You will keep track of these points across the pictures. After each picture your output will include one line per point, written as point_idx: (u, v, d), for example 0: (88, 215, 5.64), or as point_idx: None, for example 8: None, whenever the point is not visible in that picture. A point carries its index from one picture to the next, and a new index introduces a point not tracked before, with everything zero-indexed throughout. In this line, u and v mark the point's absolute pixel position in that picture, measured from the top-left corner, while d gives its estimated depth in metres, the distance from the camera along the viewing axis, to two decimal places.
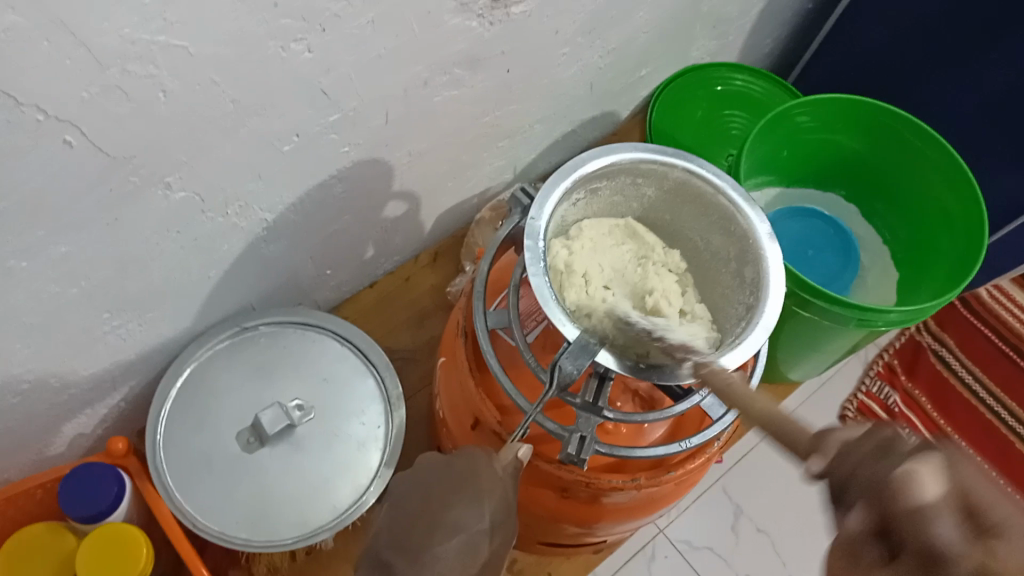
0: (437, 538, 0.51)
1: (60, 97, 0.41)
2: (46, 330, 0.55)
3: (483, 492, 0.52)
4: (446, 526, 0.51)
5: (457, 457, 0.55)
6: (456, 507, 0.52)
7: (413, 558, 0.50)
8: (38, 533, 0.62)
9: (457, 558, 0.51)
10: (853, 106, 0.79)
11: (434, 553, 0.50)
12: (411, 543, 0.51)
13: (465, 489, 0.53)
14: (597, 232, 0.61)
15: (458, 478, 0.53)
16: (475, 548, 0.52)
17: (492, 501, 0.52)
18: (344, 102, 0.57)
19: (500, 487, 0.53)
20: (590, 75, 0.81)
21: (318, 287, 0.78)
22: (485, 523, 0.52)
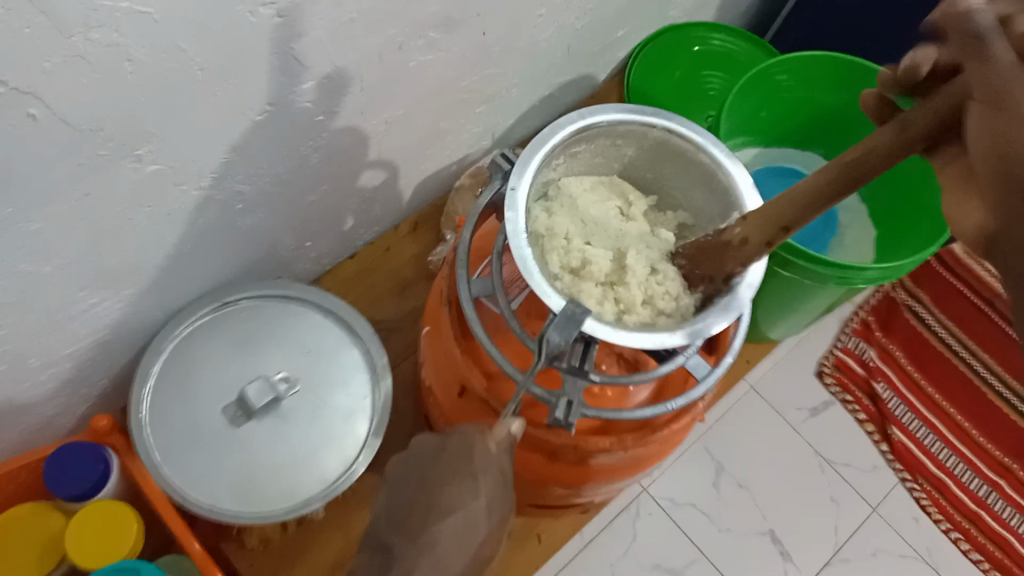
0: (434, 520, 0.50)
1: (22, 67, 0.40)
2: (20, 308, 0.54)
3: (478, 471, 0.51)
4: (444, 506, 0.50)
5: (451, 437, 0.54)
6: (452, 488, 0.51)
7: (413, 540, 0.50)
8: (25, 514, 0.62)
9: (458, 538, 0.50)
10: (829, 63, 0.80)
11: (433, 535, 0.49)
12: (411, 524, 0.51)
13: (461, 468, 0.52)
14: (580, 186, 0.60)
15: (452, 461, 0.52)
16: (475, 528, 0.50)
17: (488, 479, 0.51)
18: (318, 69, 0.56)
19: (496, 464, 0.52)
20: (566, 37, 0.80)
21: (299, 258, 0.77)
22: (484, 502, 0.51)
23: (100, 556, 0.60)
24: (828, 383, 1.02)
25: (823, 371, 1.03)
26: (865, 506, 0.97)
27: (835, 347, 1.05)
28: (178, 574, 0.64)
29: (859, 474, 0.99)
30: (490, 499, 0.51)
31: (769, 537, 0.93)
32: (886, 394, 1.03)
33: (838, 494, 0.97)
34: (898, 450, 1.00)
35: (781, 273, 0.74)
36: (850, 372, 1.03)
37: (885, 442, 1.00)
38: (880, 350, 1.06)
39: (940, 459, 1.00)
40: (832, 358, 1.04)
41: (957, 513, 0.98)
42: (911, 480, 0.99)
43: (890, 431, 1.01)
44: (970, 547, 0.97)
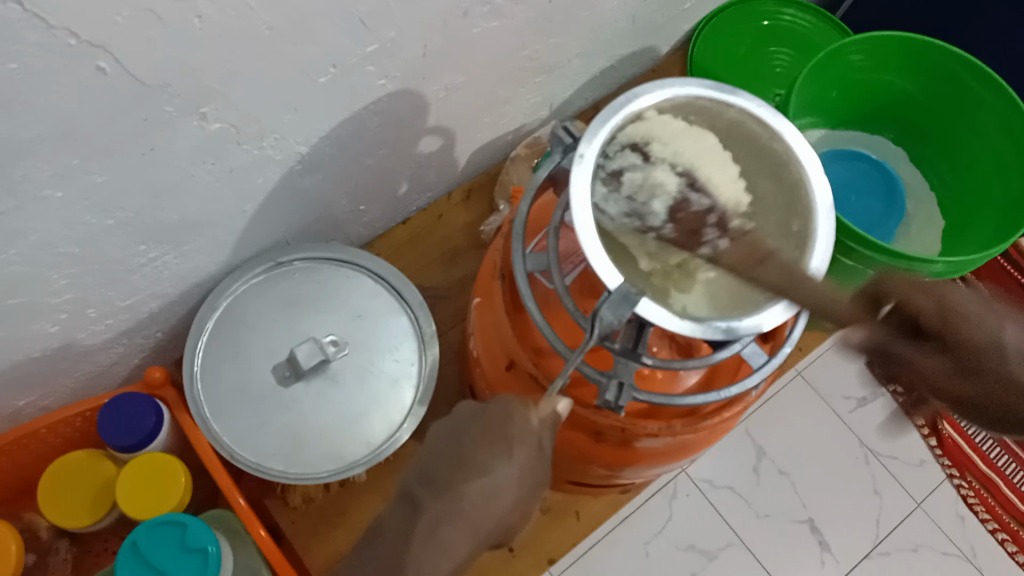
0: (464, 477, 0.49)
1: (93, 19, 0.40)
2: (83, 258, 0.55)
3: (513, 441, 0.49)
4: (473, 467, 0.49)
5: (492, 404, 0.51)
6: (484, 451, 0.49)
7: (441, 493, 0.49)
8: (78, 459, 0.62)
9: (481, 498, 0.49)
10: (908, 43, 0.76)
11: (460, 491, 0.48)
12: (440, 478, 0.49)
13: (497, 435, 0.50)
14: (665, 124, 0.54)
15: (489, 426, 0.50)
16: (501, 493, 0.49)
17: (522, 450, 0.49)
18: (382, 32, 0.55)
19: (533, 438, 0.49)
20: (632, 7, 0.78)
21: (351, 222, 0.77)
22: (515, 471, 0.49)
23: (149, 504, 0.61)
24: None
25: None
26: (909, 501, 0.95)
27: None
28: (223, 527, 0.66)
29: (904, 467, 0.97)
30: (522, 469, 0.49)
31: (807, 525, 0.92)
32: None
33: (882, 485, 0.95)
34: (947, 446, 0.98)
35: (843, 261, 0.71)
36: None
37: (933, 437, 0.98)
38: None
39: (990, 458, 0.99)
40: None
41: (1006, 515, 0.97)
42: (959, 478, 0.96)
43: (941, 426, 0.98)
44: (1017, 550, 0.96)
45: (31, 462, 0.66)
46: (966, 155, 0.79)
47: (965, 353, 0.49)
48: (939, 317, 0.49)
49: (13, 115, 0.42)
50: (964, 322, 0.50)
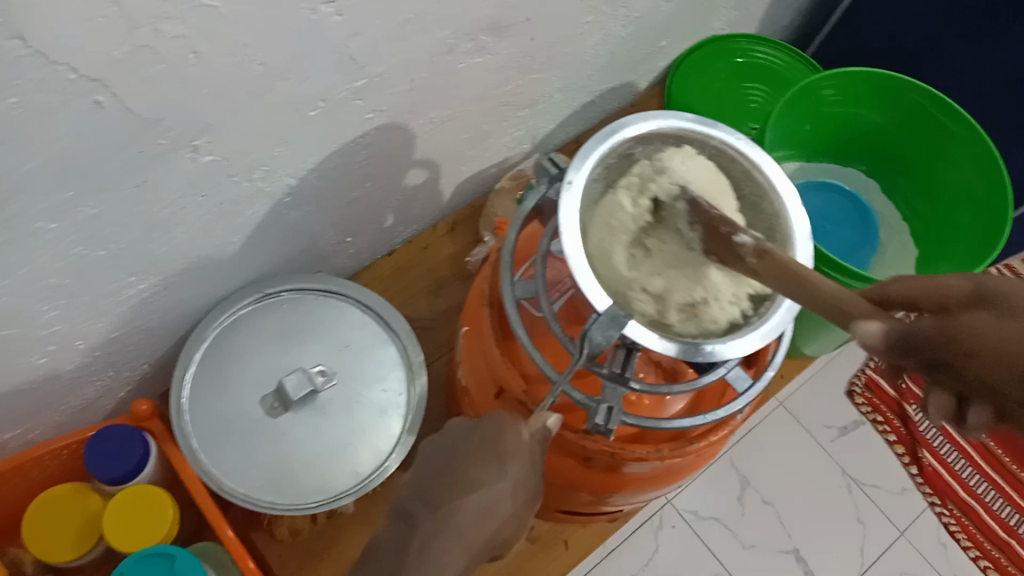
0: (458, 492, 0.48)
1: (92, 55, 0.41)
2: (74, 290, 0.55)
3: (506, 454, 0.49)
4: (468, 482, 0.48)
5: (483, 420, 0.51)
6: (477, 465, 0.49)
7: (436, 509, 0.48)
8: (66, 493, 0.62)
9: (477, 514, 0.47)
10: (875, 78, 0.79)
11: (454, 506, 0.47)
12: (434, 494, 0.49)
13: (490, 450, 0.49)
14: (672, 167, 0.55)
15: (482, 442, 0.50)
16: (495, 507, 0.48)
17: (516, 464, 0.48)
18: (370, 67, 0.57)
19: (527, 453, 0.49)
20: (611, 44, 0.80)
21: (338, 254, 0.78)
22: (508, 485, 0.48)
23: (137, 539, 0.60)
24: (858, 403, 1.01)
25: (854, 390, 1.01)
26: (891, 528, 0.96)
27: (866, 365, 1.03)
28: (210, 560, 0.65)
29: (887, 495, 0.98)
30: (515, 484, 0.48)
31: (792, 554, 0.93)
32: (916, 417, 1.01)
33: (864, 514, 0.96)
34: (927, 474, 0.99)
35: None
36: (881, 392, 1.02)
37: (915, 465, 0.99)
38: None
39: (970, 484, 0.99)
40: (863, 376, 1.02)
41: (988, 542, 0.97)
42: (940, 506, 0.98)
43: (920, 454, 1.00)
44: None
45: (14, 497, 0.65)
46: (935, 187, 0.82)
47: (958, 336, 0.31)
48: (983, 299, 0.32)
49: (13, 148, 0.42)
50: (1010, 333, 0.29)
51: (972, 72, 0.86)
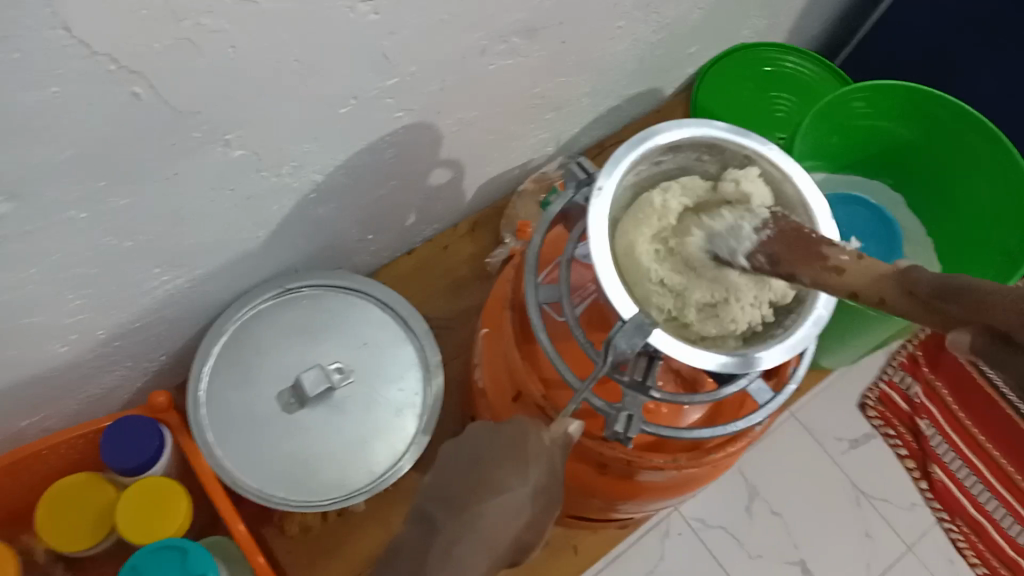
0: (482, 496, 0.47)
1: (133, 47, 0.41)
2: (99, 280, 0.55)
3: (528, 458, 0.48)
4: (491, 485, 0.48)
5: (506, 424, 0.51)
6: (502, 469, 0.48)
7: (459, 512, 0.47)
8: (81, 482, 0.62)
9: (500, 520, 0.47)
10: (906, 92, 0.78)
11: (478, 510, 0.47)
12: (458, 497, 0.48)
13: (514, 454, 0.49)
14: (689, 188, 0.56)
15: (506, 445, 0.49)
16: (518, 513, 0.47)
17: (538, 468, 0.48)
18: (404, 66, 0.57)
19: (546, 456, 0.48)
20: (640, 50, 0.80)
21: (359, 251, 0.77)
22: (530, 490, 0.47)
23: (151, 529, 0.60)
24: (870, 416, 1.00)
25: (866, 403, 1.00)
26: (899, 544, 0.96)
27: (881, 378, 1.01)
28: (221, 553, 0.65)
29: (897, 511, 0.97)
30: (537, 489, 0.48)
31: (800, 567, 0.92)
32: None
33: (873, 529, 0.96)
34: (938, 489, 0.96)
35: (843, 302, 0.73)
36: (895, 406, 0.99)
37: (924, 480, 0.96)
38: None
39: None
40: (877, 389, 1.00)
41: None
42: (948, 522, 0.95)
43: (932, 469, 0.95)
44: None
45: (29, 483, 0.65)
46: (962, 204, 0.81)
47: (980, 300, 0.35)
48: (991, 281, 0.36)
49: (50, 137, 0.42)
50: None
51: (1002, 89, 0.85)
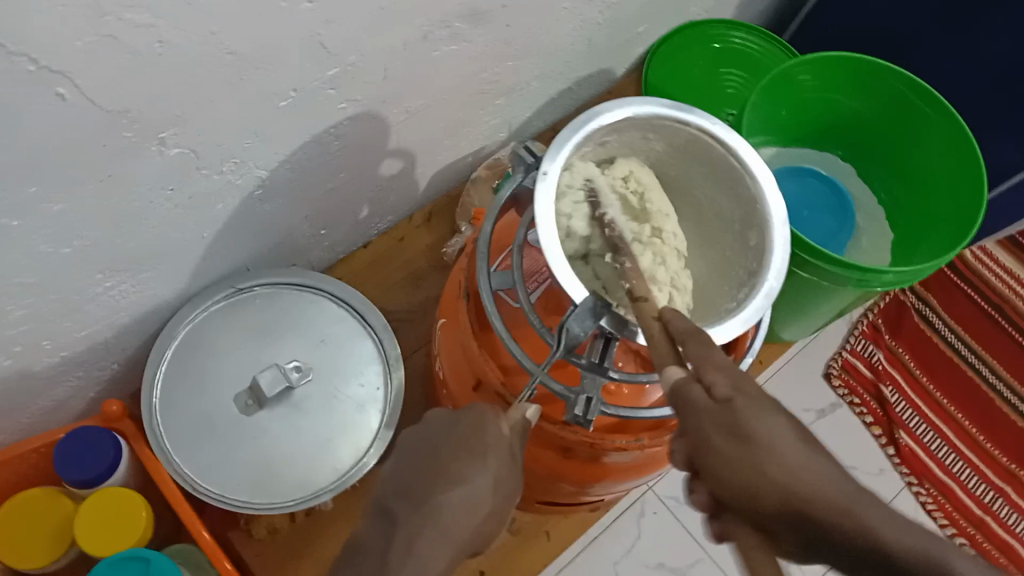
0: (441, 488, 0.46)
1: (52, 46, 0.39)
2: (38, 290, 0.53)
3: (486, 448, 0.48)
4: (449, 477, 0.47)
5: (464, 413, 0.50)
6: (459, 462, 0.48)
7: (417, 504, 0.46)
8: (35, 497, 0.60)
9: (460, 512, 0.46)
10: (852, 62, 0.79)
11: (437, 502, 0.46)
12: (416, 490, 0.47)
13: (469, 443, 0.48)
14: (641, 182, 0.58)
15: (462, 434, 0.49)
16: (480, 502, 0.47)
17: (496, 458, 0.48)
18: (344, 56, 0.56)
19: (506, 446, 0.49)
20: (587, 31, 0.79)
21: (313, 246, 0.76)
22: (490, 480, 0.47)
23: (111, 542, 0.59)
24: (836, 386, 1.01)
25: (830, 373, 1.01)
26: None
27: (843, 349, 1.02)
28: (186, 561, 0.64)
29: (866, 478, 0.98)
30: (496, 480, 0.48)
31: None
32: (893, 398, 1.01)
33: None
34: (904, 454, 0.99)
35: (798, 273, 0.73)
36: (858, 375, 1.01)
37: (892, 446, 0.99)
38: (887, 352, 1.03)
39: (946, 465, 0.99)
40: (839, 360, 1.01)
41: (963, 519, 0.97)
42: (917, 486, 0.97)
43: (897, 435, 0.99)
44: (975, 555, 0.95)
45: None
46: (911, 172, 0.82)
47: (756, 475, 0.35)
48: (732, 408, 0.36)
49: None
50: (782, 497, 0.34)
51: (947, 58, 0.86)
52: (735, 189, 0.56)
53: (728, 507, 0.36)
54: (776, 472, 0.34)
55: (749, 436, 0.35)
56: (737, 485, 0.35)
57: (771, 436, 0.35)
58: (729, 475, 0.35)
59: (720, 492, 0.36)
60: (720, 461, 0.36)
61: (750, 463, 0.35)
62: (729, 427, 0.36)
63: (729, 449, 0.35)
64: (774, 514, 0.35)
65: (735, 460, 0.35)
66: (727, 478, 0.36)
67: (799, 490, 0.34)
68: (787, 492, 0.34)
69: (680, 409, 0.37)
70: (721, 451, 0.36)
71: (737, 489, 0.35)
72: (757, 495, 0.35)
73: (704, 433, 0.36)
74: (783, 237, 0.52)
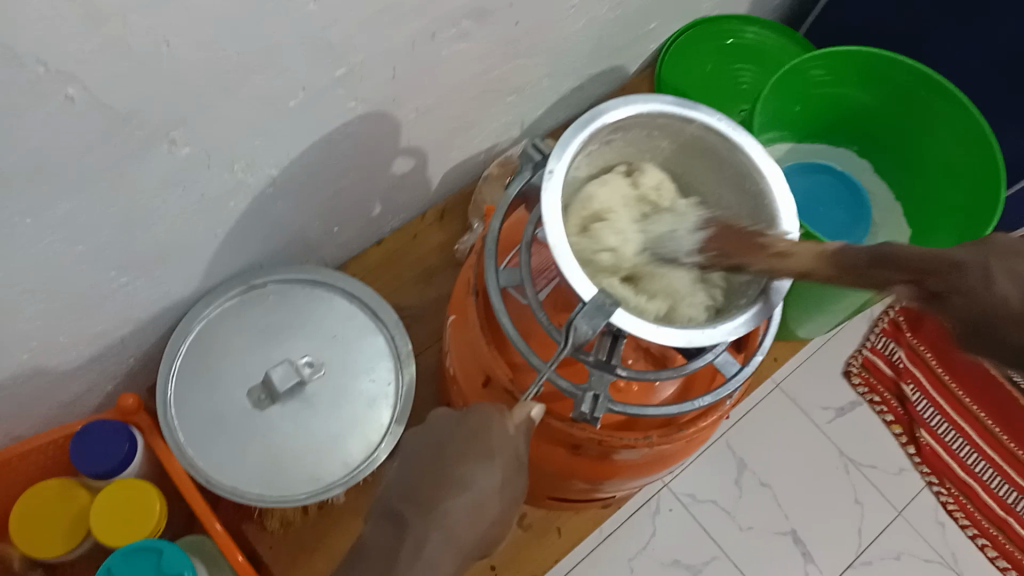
0: (447, 493, 0.47)
1: (60, 48, 0.40)
2: (53, 287, 0.54)
3: (493, 449, 0.48)
4: (455, 478, 0.47)
5: (470, 413, 0.50)
6: (466, 463, 0.48)
7: (424, 509, 0.47)
8: (52, 488, 0.62)
9: (467, 514, 0.47)
10: (866, 56, 0.78)
11: (443, 508, 0.46)
12: (422, 492, 0.47)
13: (476, 444, 0.48)
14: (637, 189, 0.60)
15: (468, 435, 0.49)
16: (484, 506, 0.47)
17: (503, 459, 0.48)
18: (352, 56, 0.56)
19: (512, 447, 0.49)
20: (599, 28, 0.79)
21: (326, 244, 0.77)
22: (494, 481, 0.48)
23: (125, 534, 0.60)
24: (856, 383, 1.00)
25: (850, 370, 1.01)
26: (889, 508, 0.95)
27: (863, 346, 1.02)
28: (199, 553, 0.65)
29: (885, 476, 0.97)
30: (501, 480, 0.48)
31: (791, 536, 0.92)
32: (914, 397, 1.00)
33: (863, 495, 0.95)
34: (925, 454, 0.97)
35: None
36: (878, 373, 1.01)
37: (912, 445, 0.98)
38: (909, 351, 1.01)
39: (968, 464, 0.97)
40: (860, 357, 1.01)
41: (985, 520, 0.96)
42: (938, 484, 0.96)
43: (918, 434, 0.98)
44: (996, 555, 0.95)
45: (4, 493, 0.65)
46: (925, 166, 0.81)
47: (979, 291, 0.35)
48: (919, 262, 0.39)
49: None
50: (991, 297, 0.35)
51: (966, 50, 0.85)
52: (740, 184, 0.56)
53: (957, 303, 0.36)
54: (993, 284, 0.35)
55: (959, 258, 0.37)
56: (946, 267, 0.37)
57: (967, 256, 0.37)
58: (968, 308, 0.35)
59: (956, 316, 0.36)
60: (952, 293, 0.36)
61: (956, 268, 0.37)
62: (933, 265, 0.38)
63: (925, 273, 0.38)
64: (1001, 324, 0.34)
65: (970, 277, 0.36)
66: (927, 285, 0.38)
67: (995, 295, 0.35)
68: (994, 298, 0.35)
69: (874, 259, 0.41)
70: (935, 268, 0.38)
71: (963, 314, 0.36)
72: (987, 304, 0.35)
73: (924, 259, 0.38)
74: (791, 231, 0.51)
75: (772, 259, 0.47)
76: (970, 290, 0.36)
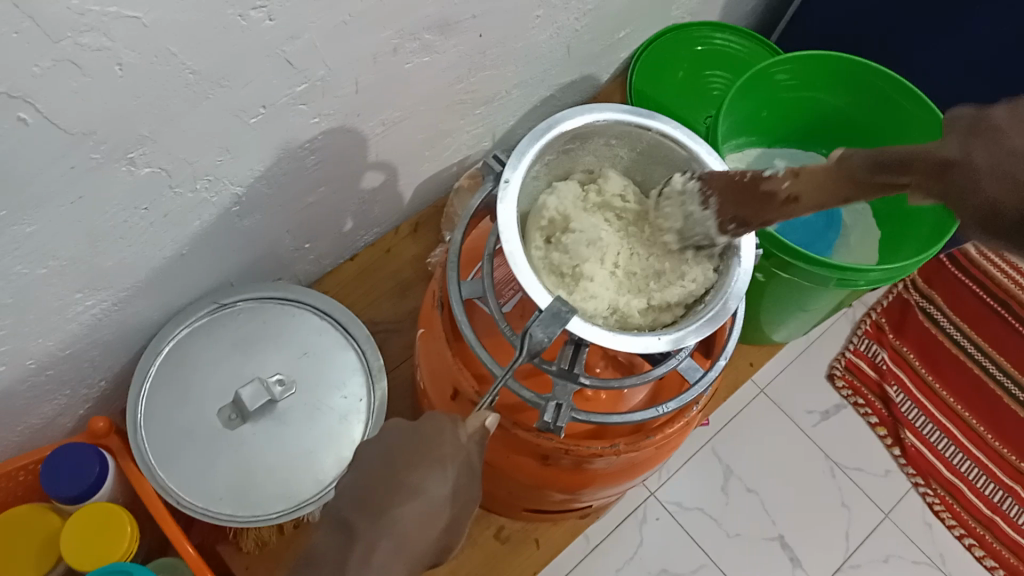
0: (398, 499, 0.47)
1: (10, 71, 0.40)
2: (17, 310, 0.54)
3: (446, 457, 0.48)
4: (409, 487, 0.47)
5: (423, 421, 0.50)
6: (418, 470, 0.48)
7: (375, 516, 0.46)
8: (22, 514, 0.62)
9: (419, 522, 0.47)
10: (831, 61, 0.78)
11: (394, 514, 0.46)
12: (374, 501, 0.47)
13: (430, 452, 0.48)
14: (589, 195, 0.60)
15: (422, 444, 0.49)
16: (437, 513, 0.47)
17: (456, 466, 0.48)
18: (313, 72, 0.57)
19: (464, 454, 0.49)
20: (566, 38, 0.80)
21: (298, 260, 0.77)
22: (449, 489, 0.48)
23: (95, 556, 0.60)
24: (839, 387, 1.00)
25: (834, 373, 1.00)
26: (875, 510, 0.95)
27: (846, 349, 1.02)
28: (172, 575, 0.65)
29: (871, 478, 0.96)
30: (456, 488, 0.48)
31: (778, 542, 0.92)
32: (898, 398, 1.00)
33: (848, 498, 0.95)
34: (910, 454, 0.97)
35: (781, 275, 0.73)
36: (861, 375, 1.01)
37: (897, 446, 0.98)
38: (892, 352, 1.03)
39: (953, 463, 0.97)
40: (843, 360, 1.01)
41: (971, 519, 0.95)
42: (923, 486, 0.96)
43: (902, 435, 0.98)
44: (983, 554, 0.94)
45: None
46: None
47: (971, 189, 0.40)
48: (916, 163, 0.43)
49: None
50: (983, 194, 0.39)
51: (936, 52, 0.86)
52: None
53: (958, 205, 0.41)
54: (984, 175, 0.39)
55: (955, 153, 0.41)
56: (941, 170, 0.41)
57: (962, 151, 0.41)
58: (966, 204, 0.40)
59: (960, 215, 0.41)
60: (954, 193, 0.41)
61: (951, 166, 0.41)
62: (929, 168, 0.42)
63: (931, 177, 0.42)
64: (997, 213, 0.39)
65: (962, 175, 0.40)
66: (932, 184, 0.42)
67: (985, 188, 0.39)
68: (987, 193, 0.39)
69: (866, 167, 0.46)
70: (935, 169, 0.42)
71: (969, 214, 0.40)
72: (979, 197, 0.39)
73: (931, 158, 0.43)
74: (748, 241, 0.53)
75: (787, 204, 0.50)
76: (968, 193, 0.40)
